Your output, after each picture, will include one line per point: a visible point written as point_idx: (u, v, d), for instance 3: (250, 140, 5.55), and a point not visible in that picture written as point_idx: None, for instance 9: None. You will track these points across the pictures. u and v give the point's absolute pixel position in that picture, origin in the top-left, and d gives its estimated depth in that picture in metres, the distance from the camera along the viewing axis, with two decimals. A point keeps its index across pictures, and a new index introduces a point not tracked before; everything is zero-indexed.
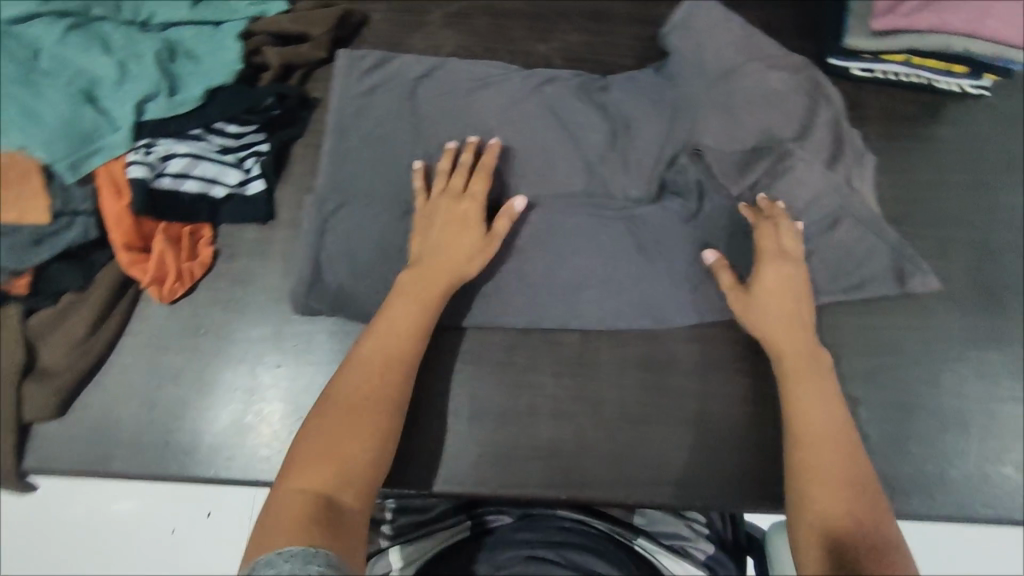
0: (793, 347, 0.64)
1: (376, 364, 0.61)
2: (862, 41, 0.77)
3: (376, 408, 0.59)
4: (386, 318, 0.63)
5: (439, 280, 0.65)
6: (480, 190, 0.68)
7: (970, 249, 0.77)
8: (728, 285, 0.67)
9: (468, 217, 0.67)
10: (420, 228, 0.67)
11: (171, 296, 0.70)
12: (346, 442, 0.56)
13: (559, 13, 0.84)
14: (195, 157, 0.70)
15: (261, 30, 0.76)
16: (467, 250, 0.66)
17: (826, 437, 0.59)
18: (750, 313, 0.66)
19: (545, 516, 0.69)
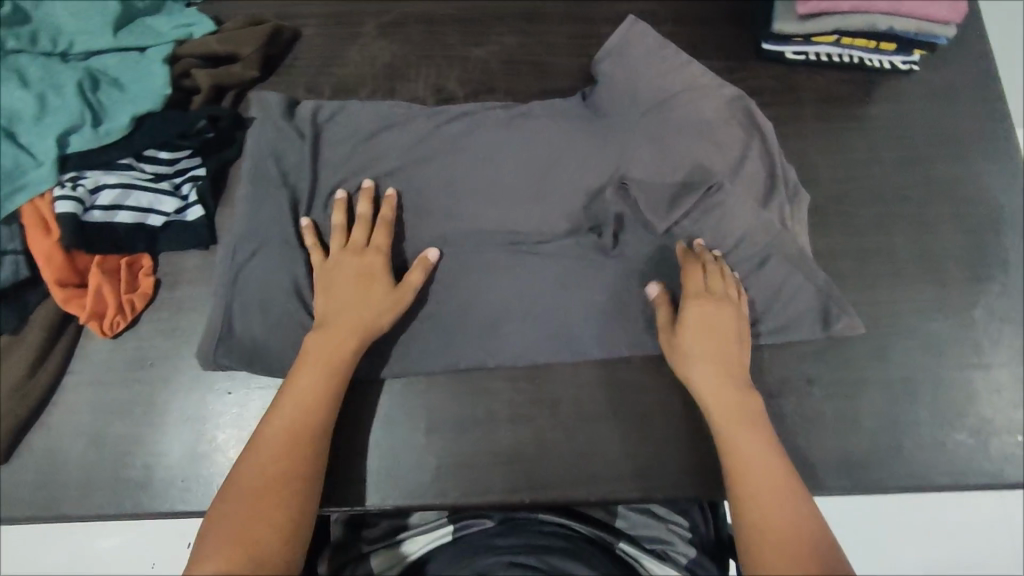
0: (721, 392, 0.65)
1: (283, 439, 0.60)
2: (790, 26, 0.77)
3: (285, 484, 0.58)
4: (290, 391, 0.63)
5: (344, 344, 0.65)
6: (381, 242, 0.70)
7: (909, 223, 0.78)
8: (663, 322, 0.69)
9: (372, 270, 0.69)
10: (324, 288, 0.68)
11: (113, 329, 0.69)
12: (254, 520, 0.56)
13: (495, 17, 0.84)
14: (126, 186, 0.69)
15: (188, 53, 0.75)
16: (378, 307, 0.67)
17: (764, 482, 0.59)
18: (682, 356, 0.67)
19: (526, 522, 0.69)
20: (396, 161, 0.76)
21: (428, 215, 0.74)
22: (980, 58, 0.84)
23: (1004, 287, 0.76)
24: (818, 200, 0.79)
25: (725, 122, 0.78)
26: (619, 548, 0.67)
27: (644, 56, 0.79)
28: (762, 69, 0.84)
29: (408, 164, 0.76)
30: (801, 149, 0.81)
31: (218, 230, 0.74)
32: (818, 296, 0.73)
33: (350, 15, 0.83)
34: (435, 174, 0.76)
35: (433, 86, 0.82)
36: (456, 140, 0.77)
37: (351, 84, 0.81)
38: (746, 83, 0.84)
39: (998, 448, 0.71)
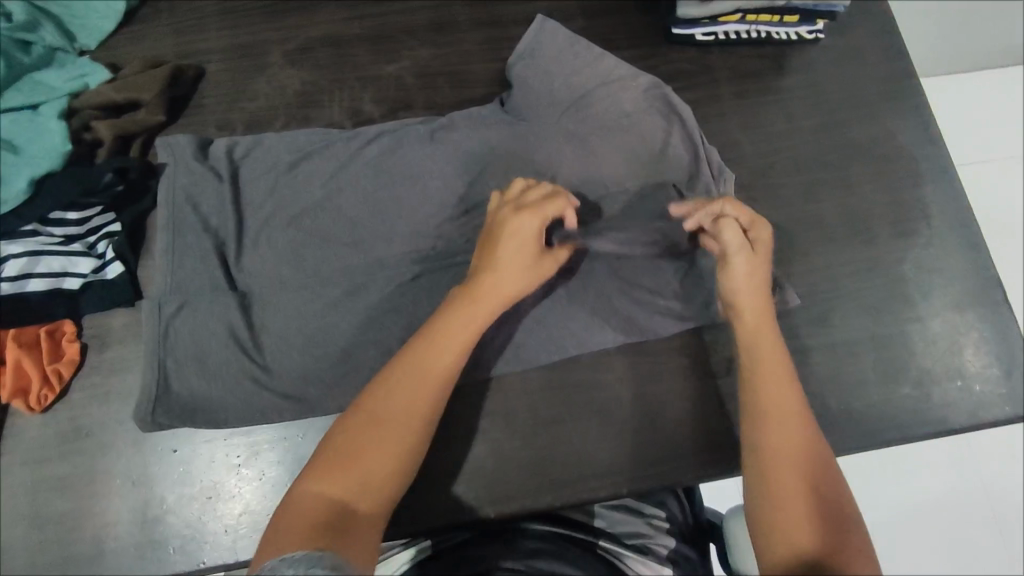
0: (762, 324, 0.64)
1: (416, 377, 0.58)
2: (694, 9, 0.80)
3: (410, 425, 0.56)
4: (432, 331, 0.60)
5: (491, 305, 0.61)
6: (548, 208, 0.64)
7: (834, 188, 0.80)
8: (735, 242, 0.65)
9: (527, 234, 0.63)
10: (487, 244, 0.64)
11: (41, 403, 0.66)
12: (371, 447, 0.55)
13: (403, 32, 0.83)
14: (34, 253, 0.66)
15: (86, 105, 0.73)
16: (521, 274, 0.63)
17: (785, 410, 0.59)
18: (756, 278, 0.65)
19: (505, 530, 0.66)
20: (320, 189, 0.75)
21: (358, 241, 0.73)
22: (878, 20, 0.87)
23: (929, 238, 0.79)
24: (743, 176, 0.80)
25: (642, 113, 0.80)
26: (599, 548, 0.65)
27: (557, 56, 0.80)
28: (674, 53, 0.85)
29: (331, 192, 0.75)
30: (722, 128, 0.82)
31: (142, 284, 0.71)
32: None
33: (254, 45, 0.81)
34: (360, 198, 0.75)
35: (349, 108, 0.80)
36: (377, 163, 0.76)
37: (264, 116, 0.79)
38: (660, 68, 0.85)
39: (941, 396, 0.74)
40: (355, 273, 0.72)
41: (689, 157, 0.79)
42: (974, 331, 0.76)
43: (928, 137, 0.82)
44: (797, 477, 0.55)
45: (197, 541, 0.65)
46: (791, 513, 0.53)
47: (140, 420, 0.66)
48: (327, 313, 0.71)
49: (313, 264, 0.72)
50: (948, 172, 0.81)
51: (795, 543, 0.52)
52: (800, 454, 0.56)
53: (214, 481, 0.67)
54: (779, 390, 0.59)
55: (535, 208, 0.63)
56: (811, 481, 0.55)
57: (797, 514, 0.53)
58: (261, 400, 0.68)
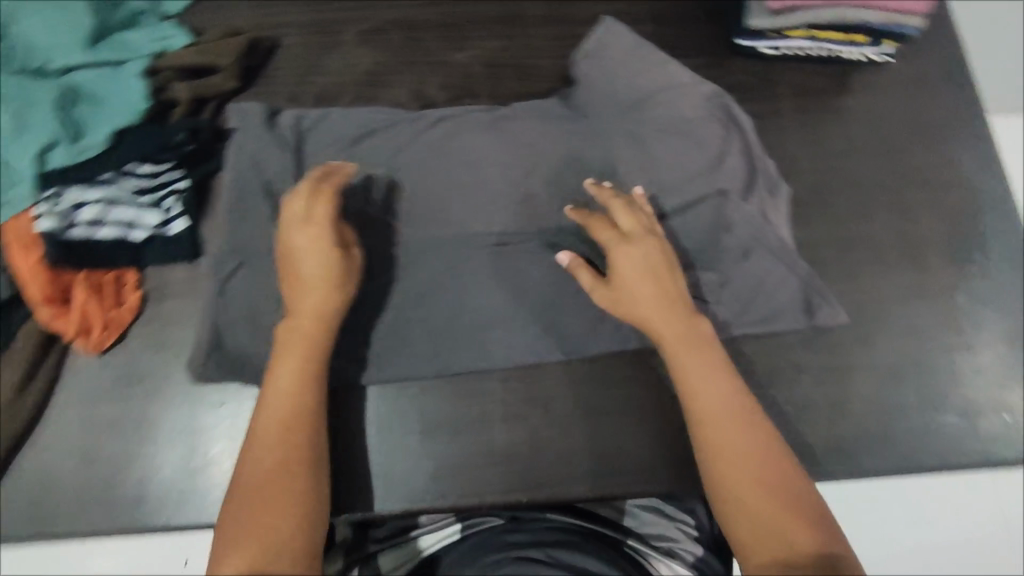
0: (675, 324, 0.63)
1: (274, 431, 0.58)
2: (763, 21, 0.77)
3: (289, 468, 0.57)
4: (274, 381, 0.61)
5: (314, 326, 0.63)
6: (324, 211, 0.65)
7: (890, 211, 0.80)
8: (590, 283, 0.67)
9: (319, 245, 0.64)
10: (288, 270, 0.65)
11: (101, 345, 0.68)
12: (265, 510, 0.54)
13: (473, 22, 0.85)
14: (108, 203, 0.68)
15: (166, 66, 0.75)
16: (335, 279, 0.64)
17: (722, 422, 0.59)
18: (622, 308, 0.66)
19: (533, 519, 0.68)
20: (381, 167, 0.77)
21: (415, 219, 0.75)
22: (949, 48, 0.86)
23: (983, 270, 0.78)
24: (799, 191, 0.80)
25: (703, 119, 0.80)
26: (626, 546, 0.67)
27: (624, 58, 0.81)
28: (740, 64, 0.85)
29: (393, 170, 0.76)
30: (781, 141, 0.82)
31: (203, 242, 0.73)
32: (798, 298, 0.75)
33: (329, 23, 0.83)
34: (420, 178, 0.76)
35: (415, 91, 0.82)
36: (437, 146, 0.77)
37: (334, 91, 0.81)
38: (725, 77, 0.85)
39: (984, 428, 0.73)
40: (410, 250, 0.74)
41: (749, 168, 0.80)
42: None
43: (991, 169, 0.81)
44: (757, 491, 0.55)
45: None
46: (767, 527, 0.54)
47: (196, 372, 0.69)
48: (380, 287, 0.73)
49: (369, 238, 0.74)
50: (1008, 206, 0.80)
51: (777, 551, 0.52)
52: (755, 469, 0.56)
53: None
54: (712, 386, 0.60)
55: (315, 217, 0.65)
56: (776, 496, 0.55)
57: (769, 524, 0.54)
58: None
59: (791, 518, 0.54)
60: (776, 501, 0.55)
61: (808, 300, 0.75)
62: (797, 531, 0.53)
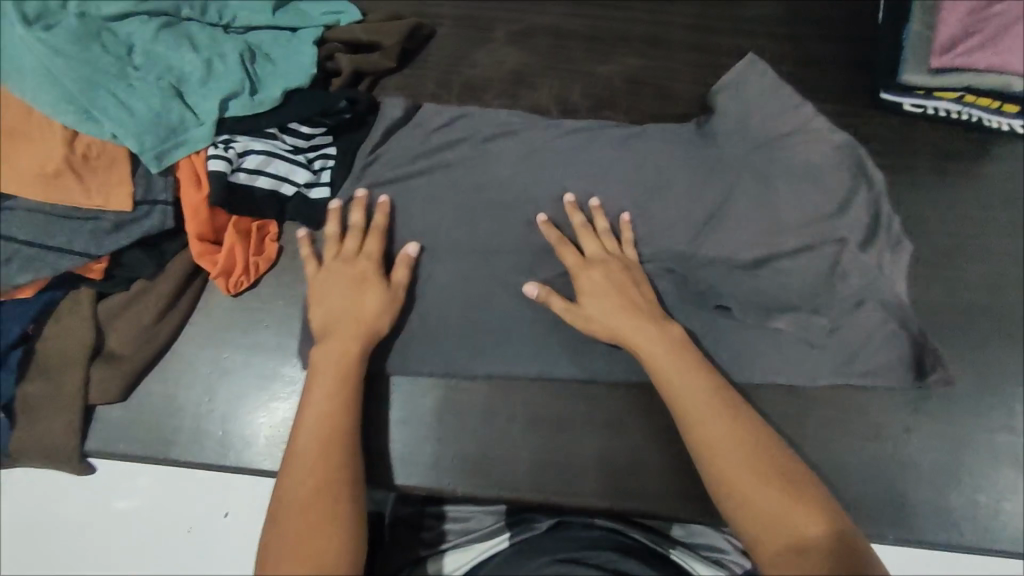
0: (649, 333, 0.65)
1: (314, 450, 0.59)
2: (918, 78, 0.77)
3: (331, 484, 0.57)
4: (312, 403, 0.62)
5: (355, 344, 0.66)
6: (374, 248, 0.71)
7: (1020, 285, 0.78)
8: (562, 308, 0.68)
9: (361, 277, 0.68)
10: (318, 300, 0.68)
11: (237, 287, 0.71)
12: (311, 528, 0.54)
13: (619, 38, 0.87)
14: (270, 154, 0.71)
15: (335, 38, 0.79)
16: (377, 310, 0.67)
17: (709, 419, 0.59)
18: (593, 326, 0.67)
19: (574, 524, 0.68)
20: (518, 159, 0.78)
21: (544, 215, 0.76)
22: None
23: None
24: (928, 250, 0.79)
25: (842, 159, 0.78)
26: (674, 555, 0.67)
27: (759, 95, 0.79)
28: (878, 117, 0.85)
29: (529, 165, 0.78)
30: (914, 198, 0.82)
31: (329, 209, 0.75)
32: (909, 354, 0.73)
33: (483, 20, 0.87)
34: (554, 177, 0.77)
35: (555, 96, 0.85)
36: (575, 148, 0.78)
37: (480, 84, 0.84)
38: (863, 128, 0.85)
39: None
40: (535, 245, 0.75)
41: (875, 209, 0.76)
42: None
43: None
44: (754, 480, 0.55)
45: None
46: (768, 515, 0.53)
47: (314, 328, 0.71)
48: (502, 276, 0.74)
49: (497, 228, 0.75)
50: None
51: (783, 537, 0.52)
52: (745, 459, 0.57)
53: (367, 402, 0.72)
54: (685, 386, 0.62)
55: (364, 254, 0.70)
56: (768, 483, 0.55)
57: (773, 511, 0.54)
58: (427, 337, 0.72)
59: (790, 497, 0.54)
60: (771, 491, 0.55)
61: (919, 358, 0.72)
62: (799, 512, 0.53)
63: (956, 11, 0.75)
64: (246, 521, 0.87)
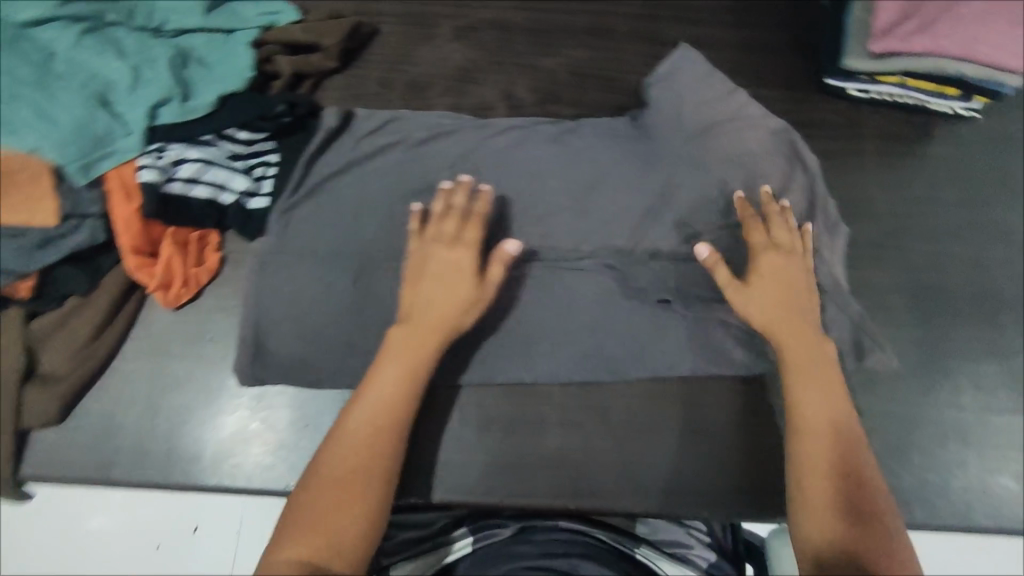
0: (794, 332, 0.65)
1: (365, 433, 0.60)
2: (862, 63, 0.77)
3: (369, 476, 0.58)
4: (376, 384, 0.63)
5: (431, 341, 0.64)
6: (472, 238, 0.68)
7: (965, 264, 0.79)
8: (726, 280, 0.67)
9: (462, 266, 0.67)
10: (411, 280, 0.67)
11: (177, 301, 0.69)
12: (337, 506, 0.56)
13: (565, 30, 0.87)
14: (206, 162, 0.69)
15: (273, 39, 0.77)
16: (461, 308, 0.66)
17: (822, 403, 0.62)
18: (751, 309, 0.66)
19: (547, 528, 0.68)
20: (463, 158, 0.77)
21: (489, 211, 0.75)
22: None
23: None
24: (876, 232, 0.80)
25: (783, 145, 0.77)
26: (639, 554, 0.67)
27: (694, 82, 0.78)
28: (823, 102, 0.86)
29: (474, 163, 0.76)
30: (860, 181, 0.82)
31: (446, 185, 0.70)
32: (850, 339, 0.72)
33: (426, 16, 0.86)
34: (499, 174, 0.76)
35: (502, 91, 0.84)
36: (520, 144, 0.78)
37: (424, 82, 0.83)
38: (808, 114, 0.85)
39: None
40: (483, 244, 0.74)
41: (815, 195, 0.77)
42: None
43: None
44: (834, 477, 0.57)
45: (289, 464, 0.68)
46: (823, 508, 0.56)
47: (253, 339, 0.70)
48: None
49: None
50: None
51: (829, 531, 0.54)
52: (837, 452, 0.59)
53: (314, 412, 0.70)
54: (817, 375, 0.63)
55: (461, 245, 0.67)
56: (848, 478, 0.57)
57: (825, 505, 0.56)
58: (374, 343, 0.71)
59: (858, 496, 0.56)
60: (848, 484, 0.57)
61: (859, 341, 0.72)
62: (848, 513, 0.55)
63: None
64: (217, 534, 0.85)
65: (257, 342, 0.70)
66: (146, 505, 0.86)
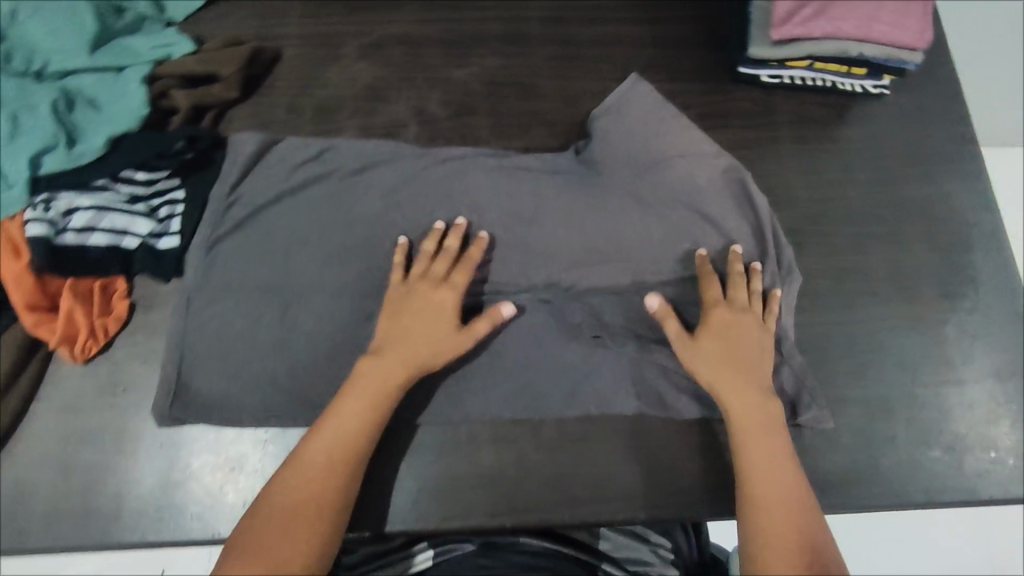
0: (739, 371, 0.66)
1: (323, 463, 0.61)
2: (765, 51, 0.77)
3: (320, 508, 0.59)
4: (340, 413, 0.63)
5: (401, 374, 0.64)
6: (460, 283, 0.68)
7: (883, 242, 0.79)
8: (675, 332, 0.67)
9: (443, 309, 0.67)
10: (392, 313, 0.67)
11: (84, 354, 0.67)
12: (285, 535, 0.57)
13: (475, 39, 0.86)
14: (101, 209, 0.68)
15: (167, 73, 0.75)
16: (439, 350, 0.65)
17: (754, 428, 0.64)
18: (698, 363, 0.66)
19: (507, 544, 0.68)
20: (378, 180, 0.76)
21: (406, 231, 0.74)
22: (949, 81, 0.87)
23: (975, 304, 0.77)
24: (796, 218, 0.80)
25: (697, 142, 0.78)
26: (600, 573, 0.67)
27: (644, 116, 0.78)
28: (738, 91, 0.85)
29: (391, 186, 0.76)
30: (778, 167, 0.82)
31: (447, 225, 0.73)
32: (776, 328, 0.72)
33: (332, 36, 0.84)
34: (416, 194, 0.76)
35: (413, 107, 0.82)
36: (433, 162, 0.77)
37: (333, 104, 0.81)
38: (722, 104, 0.85)
39: (972, 465, 0.72)
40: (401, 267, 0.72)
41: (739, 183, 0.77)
42: (1013, 404, 0.74)
43: (983, 206, 0.81)
44: None
45: (215, 510, 0.66)
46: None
47: (166, 389, 0.67)
48: (370, 302, 0.71)
49: (360, 254, 0.73)
50: (1001, 242, 0.80)
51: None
52: (778, 483, 0.62)
53: (239, 453, 0.68)
54: (745, 398, 0.65)
55: (444, 288, 0.68)
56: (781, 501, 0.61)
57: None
58: (295, 378, 0.69)
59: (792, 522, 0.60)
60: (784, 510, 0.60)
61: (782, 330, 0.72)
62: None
63: None
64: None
65: (177, 387, 0.67)
66: (103, 560, 0.86)
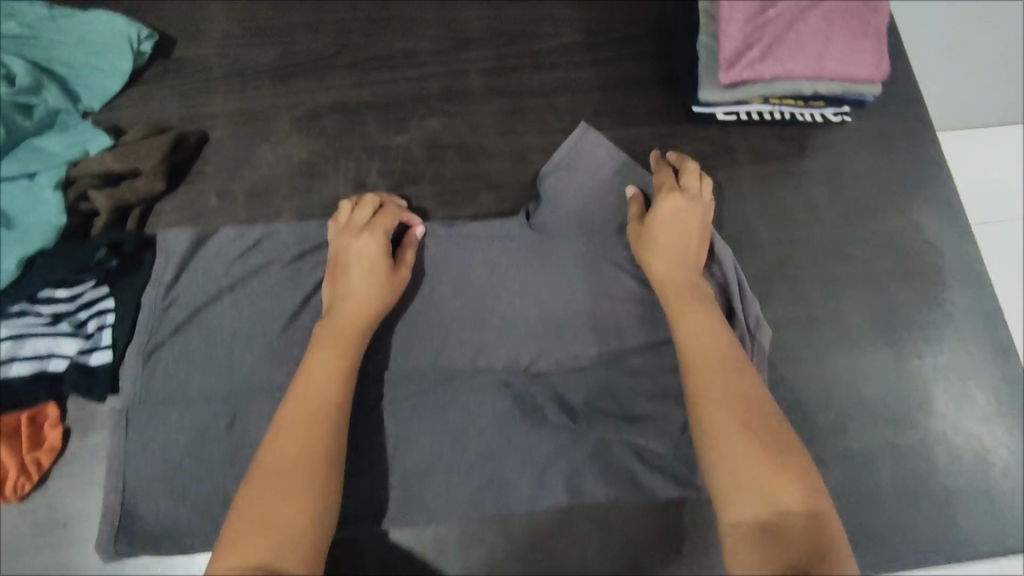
0: (682, 240, 0.66)
1: (301, 417, 0.56)
2: (717, 94, 0.73)
3: (311, 462, 0.54)
4: (306, 373, 0.60)
5: (356, 324, 0.64)
6: (381, 226, 0.69)
7: (856, 282, 0.76)
8: (636, 213, 0.70)
9: (372, 250, 0.67)
10: (333, 274, 0.67)
11: (18, 493, 0.64)
12: (278, 499, 0.51)
13: (414, 99, 0.81)
14: (20, 335, 0.65)
15: (83, 174, 0.71)
16: (379, 288, 0.65)
17: (682, 286, 0.63)
18: (646, 242, 0.66)
19: None
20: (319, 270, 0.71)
21: None
22: (911, 103, 0.83)
23: (956, 342, 0.74)
24: (763, 266, 0.77)
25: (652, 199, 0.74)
26: None
27: (595, 168, 0.76)
28: (694, 132, 0.81)
29: None
30: (741, 212, 0.78)
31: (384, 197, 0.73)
32: None
33: (261, 112, 0.79)
34: None
35: (353, 181, 0.78)
36: None
37: (267, 188, 0.77)
38: (678, 148, 0.81)
39: (964, 517, 0.69)
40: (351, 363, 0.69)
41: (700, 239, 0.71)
42: (1002, 446, 0.71)
43: (958, 236, 0.78)
44: (736, 419, 0.52)
45: None
46: (756, 484, 0.49)
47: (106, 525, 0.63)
48: None
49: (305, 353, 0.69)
50: (978, 272, 0.77)
51: (763, 509, 0.48)
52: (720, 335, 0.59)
53: None
54: (669, 254, 0.65)
55: (370, 227, 0.68)
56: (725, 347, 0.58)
57: (742, 477, 0.49)
58: None
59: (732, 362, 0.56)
60: (717, 352, 0.57)
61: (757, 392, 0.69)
62: (782, 492, 0.48)
63: (735, 21, 0.70)
64: None
65: (119, 521, 0.63)
66: None
